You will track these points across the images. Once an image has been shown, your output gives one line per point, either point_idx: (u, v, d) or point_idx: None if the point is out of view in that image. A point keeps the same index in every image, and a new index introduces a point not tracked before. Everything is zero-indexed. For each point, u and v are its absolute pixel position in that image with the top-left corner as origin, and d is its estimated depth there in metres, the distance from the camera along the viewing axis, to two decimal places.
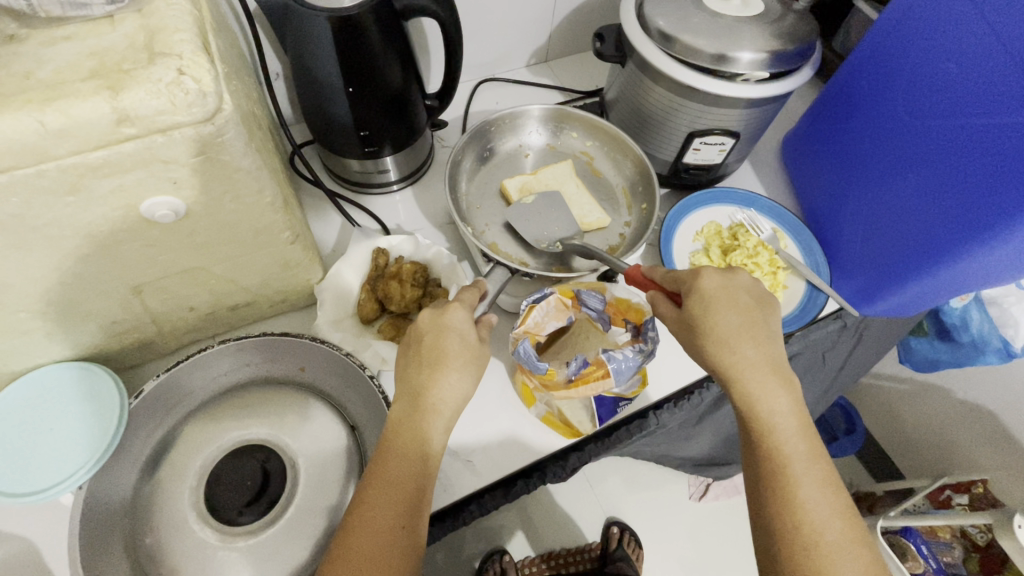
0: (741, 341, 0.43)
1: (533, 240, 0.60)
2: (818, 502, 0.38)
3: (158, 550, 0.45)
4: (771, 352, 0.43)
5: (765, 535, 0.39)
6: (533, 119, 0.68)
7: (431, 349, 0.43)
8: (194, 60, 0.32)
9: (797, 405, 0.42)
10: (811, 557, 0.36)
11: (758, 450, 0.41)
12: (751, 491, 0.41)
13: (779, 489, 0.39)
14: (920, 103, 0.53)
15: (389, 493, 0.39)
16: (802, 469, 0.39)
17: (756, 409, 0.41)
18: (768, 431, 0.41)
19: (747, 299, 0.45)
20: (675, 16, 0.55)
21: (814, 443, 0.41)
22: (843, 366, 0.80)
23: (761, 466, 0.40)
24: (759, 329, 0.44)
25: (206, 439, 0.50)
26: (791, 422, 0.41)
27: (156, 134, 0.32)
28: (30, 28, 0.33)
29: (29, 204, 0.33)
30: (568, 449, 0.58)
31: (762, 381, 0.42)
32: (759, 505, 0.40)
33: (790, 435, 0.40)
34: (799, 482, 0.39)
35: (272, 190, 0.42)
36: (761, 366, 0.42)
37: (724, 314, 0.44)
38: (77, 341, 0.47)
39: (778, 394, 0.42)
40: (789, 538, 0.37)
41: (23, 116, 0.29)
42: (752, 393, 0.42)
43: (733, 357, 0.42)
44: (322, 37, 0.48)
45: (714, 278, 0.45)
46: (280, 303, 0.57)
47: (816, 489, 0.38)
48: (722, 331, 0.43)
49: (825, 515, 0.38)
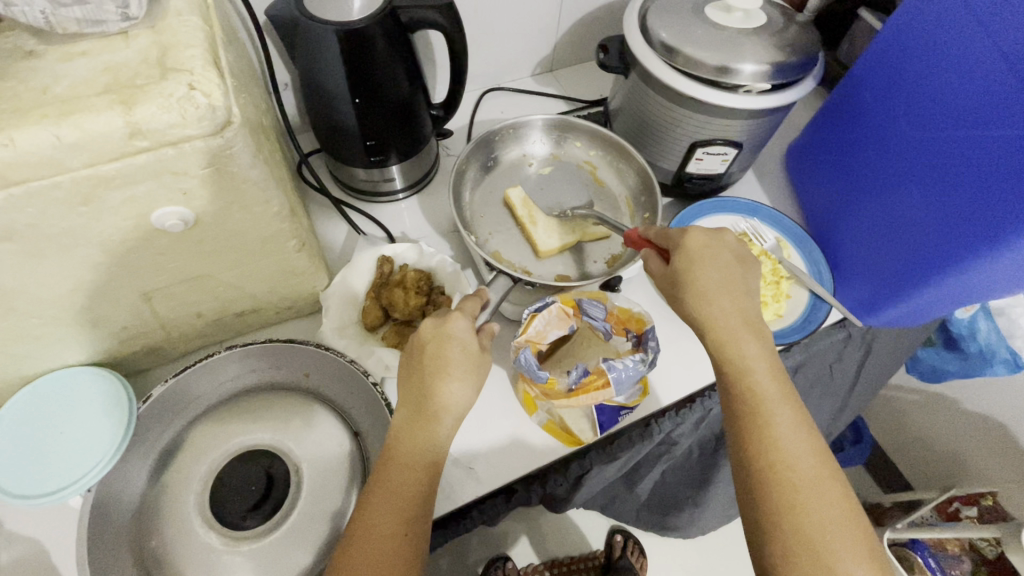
0: (719, 295, 0.44)
1: (547, 207, 0.66)
2: (792, 441, 0.39)
3: (163, 553, 0.46)
4: (744, 304, 0.44)
5: (744, 473, 0.40)
6: (537, 129, 0.68)
7: (432, 357, 0.43)
8: (205, 75, 0.33)
9: (768, 351, 0.43)
10: (788, 496, 0.37)
11: (735, 396, 0.42)
12: (729, 437, 0.41)
13: (756, 432, 0.40)
14: (922, 113, 0.53)
15: (392, 503, 0.40)
16: (776, 410, 0.40)
17: (731, 358, 0.42)
18: (743, 376, 0.42)
19: (729, 256, 0.46)
20: (677, 28, 0.56)
21: (787, 387, 0.41)
22: (854, 378, 0.79)
23: (738, 410, 0.41)
24: (738, 284, 0.45)
25: (212, 444, 0.51)
26: (763, 365, 0.42)
27: (167, 146, 0.33)
28: (47, 44, 0.34)
29: (44, 214, 0.34)
30: (568, 458, 0.59)
31: (737, 331, 0.43)
32: (737, 451, 0.41)
33: (763, 378, 0.41)
34: (773, 424, 0.40)
35: (279, 200, 0.43)
36: (734, 316, 0.43)
37: (704, 267, 0.44)
38: (88, 347, 0.48)
39: (750, 340, 0.43)
40: (766, 480, 0.38)
41: (39, 130, 0.30)
42: (726, 340, 0.43)
43: (710, 309, 0.43)
44: (330, 49, 0.49)
45: (698, 236, 0.46)
46: (287, 310, 0.58)
47: (790, 430, 0.40)
48: (701, 284, 0.44)
49: (799, 454, 0.39)
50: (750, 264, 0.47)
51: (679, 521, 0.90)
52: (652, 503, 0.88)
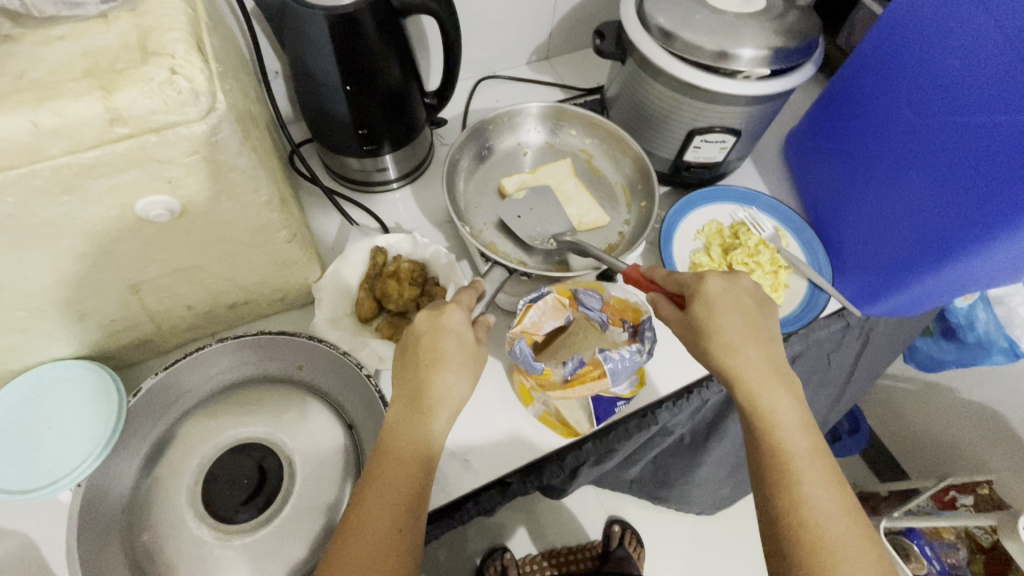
0: (744, 343, 0.43)
1: (527, 237, 0.60)
2: (823, 498, 0.38)
3: (156, 548, 0.45)
4: (771, 353, 0.44)
5: (774, 529, 0.39)
6: (532, 118, 0.67)
7: (429, 347, 0.43)
8: (188, 59, 0.32)
9: (799, 405, 0.42)
10: (820, 559, 0.36)
11: (763, 451, 0.41)
12: (758, 494, 0.41)
13: (788, 489, 0.39)
14: (923, 100, 0.52)
15: (384, 497, 0.39)
16: (805, 465, 0.39)
17: (760, 411, 0.41)
18: (772, 429, 0.41)
19: (750, 302, 0.45)
20: (675, 13, 0.55)
21: (817, 442, 0.41)
22: (851, 369, 0.79)
23: (767, 466, 0.40)
24: (760, 332, 0.44)
25: (204, 437, 0.50)
26: (792, 420, 0.41)
27: (150, 133, 0.32)
28: (23, 27, 0.33)
29: (24, 203, 0.33)
30: (566, 449, 0.59)
31: (765, 384, 0.42)
32: (766, 505, 0.40)
33: (791, 432, 0.41)
34: (805, 481, 0.39)
35: (268, 189, 0.42)
36: (761, 366, 0.43)
37: (725, 309, 0.44)
38: (75, 339, 0.47)
39: (779, 393, 0.42)
40: (798, 540, 0.37)
41: (16, 116, 0.29)
42: (755, 391, 0.42)
43: (737, 358, 0.43)
44: (319, 35, 0.47)
45: (716, 282, 0.45)
46: (280, 302, 0.57)
47: (820, 485, 0.39)
48: (725, 333, 0.43)
49: (831, 512, 0.38)
50: (767, 306, 0.46)
51: (668, 498, 0.91)
52: (643, 485, 0.89)
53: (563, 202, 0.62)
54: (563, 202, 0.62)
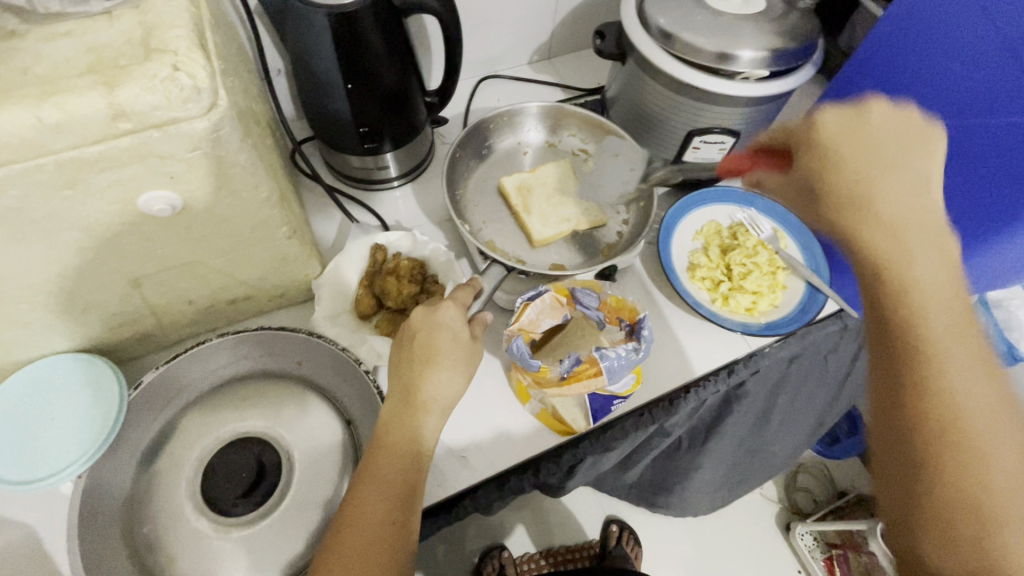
0: (876, 191, 0.34)
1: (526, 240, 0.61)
2: (969, 391, 0.29)
3: (155, 540, 0.46)
4: (920, 201, 0.33)
5: (898, 430, 0.31)
6: (531, 117, 0.68)
7: (426, 340, 0.43)
8: (190, 56, 0.32)
9: (951, 274, 0.32)
10: (955, 455, 0.29)
11: (897, 349, 0.32)
12: (883, 361, 0.32)
13: (912, 354, 0.31)
14: (924, 105, 0.52)
15: (379, 491, 0.40)
16: (952, 358, 0.30)
17: (901, 287, 0.32)
18: (908, 301, 0.32)
19: (897, 130, 0.35)
20: (675, 14, 0.55)
21: (977, 347, 0.31)
22: (847, 371, 0.79)
23: (902, 361, 0.31)
24: (904, 172, 0.34)
25: (203, 430, 0.51)
26: (938, 290, 0.31)
27: (152, 129, 0.33)
28: (29, 23, 0.33)
29: (28, 197, 0.33)
30: (563, 446, 0.59)
31: (920, 249, 0.32)
32: (891, 397, 0.31)
33: (937, 318, 0.31)
34: (946, 368, 0.30)
35: (268, 185, 0.42)
36: (907, 219, 0.33)
37: (857, 149, 0.35)
38: (77, 333, 0.48)
39: (925, 253, 0.32)
40: (926, 420, 0.30)
41: (20, 111, 0.30)
42: (884, 251, 0.33)
43: (874, 211, 0.34)
44: (321, 34, 0.48)
45: (833, 119, 0.37)
46: (279, 298, 0.57)
47: (971, 381, 0.30)
48: (854, 172, 0.35)
49: (976, 397, 0.29)
50: (926, 138, 0.35)
51: (666, 503, 0.91)
52: (641, 487, 0.89)
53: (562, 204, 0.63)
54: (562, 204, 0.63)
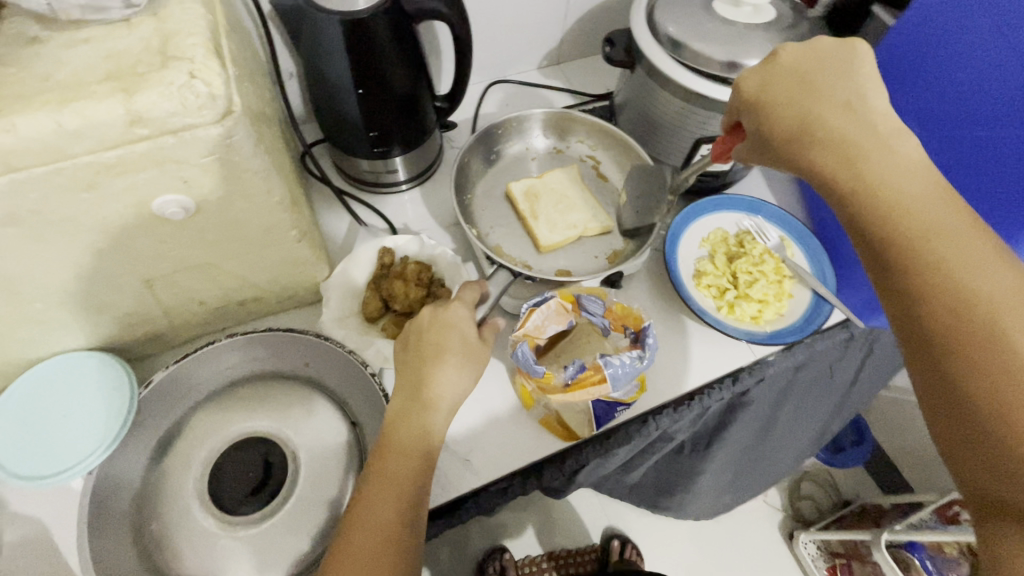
0: (820, 125, 0.39)
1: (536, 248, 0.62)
2: (973, 267, 0.30)
3: (163, 536, 0.46)
4: (868, 123, 0.38)
5: (919, 331, 0.31)
6: (539, 123, 0.68)
7: (431, 343, 0.44)
8: (207, 64, 0.33)
9: (920, 171, 0.35)
10: (984, 328, 0.29)
11: (894, 255, 0.33)
12: (883, 276, 0.33)
13: (909, 249, 0.32)
14: (933, 114, 0.53)
15: (387, 491, 0.40)
16: (946, 241, 0.32)
17: (876, 200, 0.35)
18: (883, 206, 0.34)
19: (817, 68, 0.42)
20: (685, 23, 0.56)
21: (966, 220, 0.32)
22: (853, 380, 0.78)
23: (901, 270, 0.32)
24: (845, 109, 0.39)
25: (212, 429, 0.51)
26: (909, 188, 0.34)
27: (168, 135, 0.33)
28: (50, 30, 0.34)
29: (46, 200, 0.34)
30: (567, 451, 0.58)
31: (882, 160, 0.36)
32: (902, 305, 0.32)
33: (915, 206, 0.33)
34: (944, 254, 0.31)
35: (280, 190, 0.43)
36: (859, 138, 0.37)
37: (796, 101, 0.41)
38: (90, 331, 0.49)
39: (890, 162, 0.35)
40: (943, 306, 0.30)
41: (41, 116, 0.30)
42: (850, 174, 0.36)
43: (817, 146, 0.39)
44: (333, 40, 0.48)
45: (754, 78, 0.44)
46: (288, 299, 0.58)
47: (970, 257, 0.31)
48: (792, 121, 0.41)
49: (985, 269, 0.30)
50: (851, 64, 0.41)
51: (668, 505, 0.91)
52: (644, 491, 0.89)
53: (568, 210, 0.63)
54: (568, 210, 0.63)
